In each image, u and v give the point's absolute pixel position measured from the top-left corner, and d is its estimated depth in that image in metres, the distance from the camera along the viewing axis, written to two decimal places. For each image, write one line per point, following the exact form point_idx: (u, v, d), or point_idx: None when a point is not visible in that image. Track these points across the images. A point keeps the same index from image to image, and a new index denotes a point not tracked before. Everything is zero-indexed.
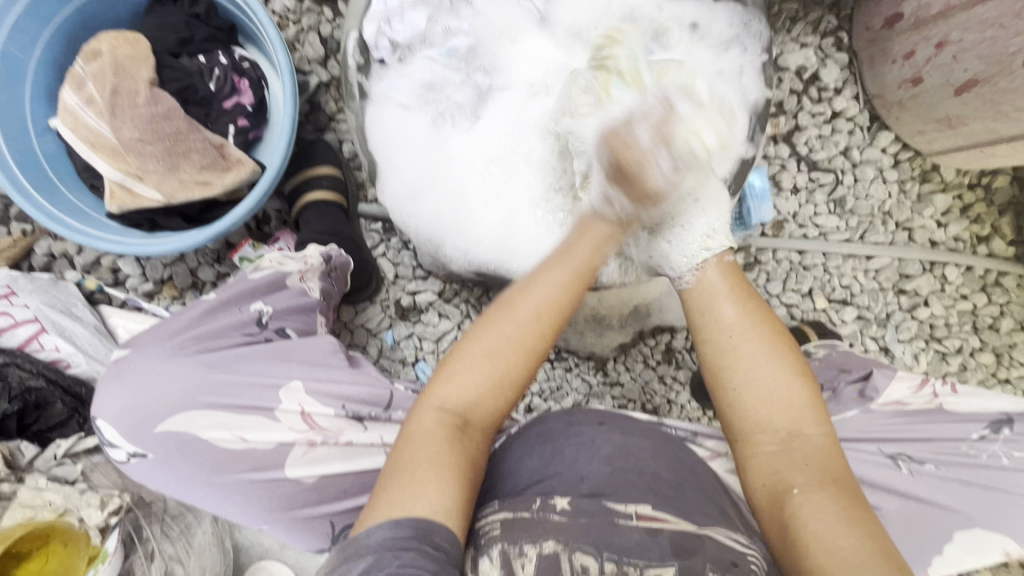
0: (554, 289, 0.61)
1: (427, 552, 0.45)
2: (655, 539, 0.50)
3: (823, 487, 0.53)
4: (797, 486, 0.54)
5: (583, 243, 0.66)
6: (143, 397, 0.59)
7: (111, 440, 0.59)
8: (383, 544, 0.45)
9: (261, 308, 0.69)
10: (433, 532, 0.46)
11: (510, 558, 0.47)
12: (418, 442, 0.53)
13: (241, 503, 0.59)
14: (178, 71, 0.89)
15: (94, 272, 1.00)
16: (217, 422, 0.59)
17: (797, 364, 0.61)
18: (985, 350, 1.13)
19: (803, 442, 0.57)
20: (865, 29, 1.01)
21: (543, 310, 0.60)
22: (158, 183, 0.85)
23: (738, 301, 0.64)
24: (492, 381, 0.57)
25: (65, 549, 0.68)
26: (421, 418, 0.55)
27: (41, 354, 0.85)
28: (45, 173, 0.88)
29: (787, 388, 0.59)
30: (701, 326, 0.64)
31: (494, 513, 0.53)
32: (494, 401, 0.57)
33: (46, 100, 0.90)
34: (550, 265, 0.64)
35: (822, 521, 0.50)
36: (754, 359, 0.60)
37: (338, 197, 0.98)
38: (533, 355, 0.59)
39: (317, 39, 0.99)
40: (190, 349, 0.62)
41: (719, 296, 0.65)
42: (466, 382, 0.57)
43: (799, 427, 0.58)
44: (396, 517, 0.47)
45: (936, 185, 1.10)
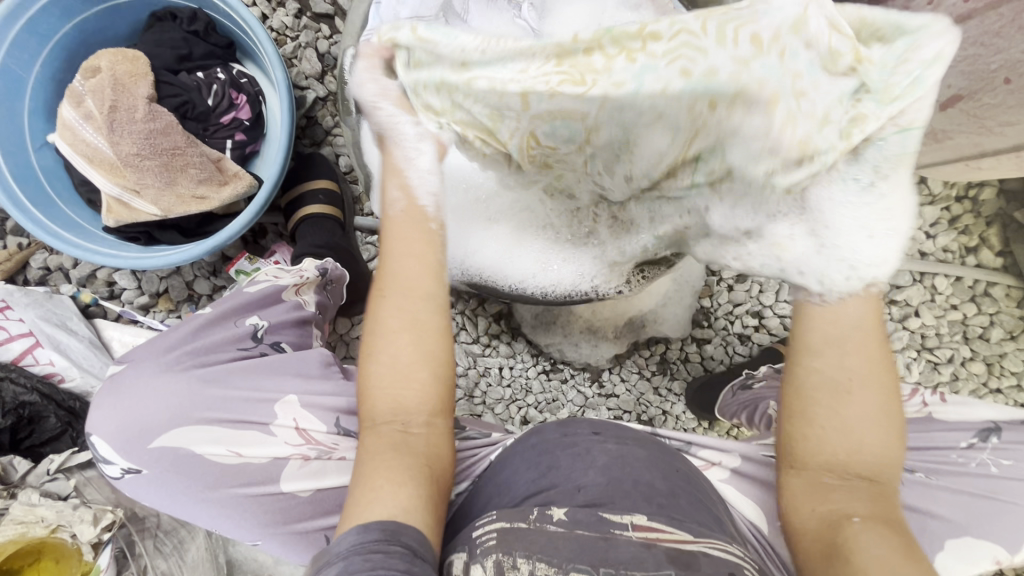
0: (410, 264, 0.61)
1: (398, 551, 0.45)
2: (652, 550, 0.49)
3: (875, 521, 0.50)
4: (857, 516, 0.51)
5: (427, 210, 0.65)
6: (137, 413, 0.59)
7: (106, 456, 0.59)
8: (352, 549, 0.45)
9: (257, 322, 0.69)
10: (400, 532, 0.47)
11: (503, 568, 0.47)
12: (368, 459, 0.55)
13: (234, 520, 0.58)
14: (177, 86, 0.90)
15: (90, 285, 1.00)
16: (213, 437, 0.59)
17: (894, 407, 0.55)
18: (976, 360, 1.15)
19: (877, 484, 0.54)
20: None
21: (407, 286, 0.60)
22: (155, 197, 0.86)
23: (868, 333, 0.56)
24: (410, 372, 0.58)
25: (57, 565, 0.69)
26: (368, 441, 0.57)
27: (36, 368, 0.85)
28: (42, 188, 0.89)
29: (878, 427, 0.54)
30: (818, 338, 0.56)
31: (489, 523, 0.52)
32: (423, 388, 0.58)
33: (44, 115, 0.91)
34: (408, 250, 0.63)
35: (880, 552, 0.48)
36: (865, 392, 0.54)
37: (335, 210, 0.99)
38: (428, 328, 0.59)
39: (314, 55, 1.00)
40: (185, 364, 0.62)
41: (840, 321, 0.56)
42: (390, 389, 0.58)
43: (874, 468, 0.54)
44: (360, 524, 0.49)
45: (924, 197, 1.12)
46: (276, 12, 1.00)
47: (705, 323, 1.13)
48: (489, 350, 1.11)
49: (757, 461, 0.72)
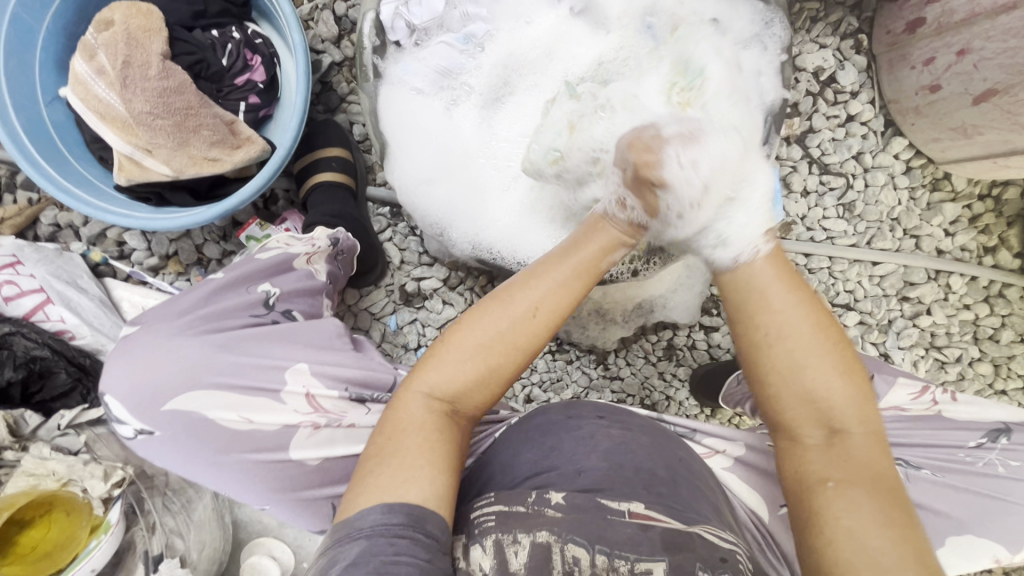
0: (556, 290, 0.58)
1: (421, 539, 0.47)
2: (647, 533, 0.51)
3: (860, 485, 0.52)
4: (831, 480, 0.53)
5: (594, 242, 0.62)
6: (142, 382, 0.58)
7: (120, 417, 0.59)
8: (374, 529, 0.47)
9: (268, 290, 0.69)
10: (426, 520, 0.48)
11: (503, 545, 0.49)
12: (407, 430, 0.53)
13: (245, 484, 0.59)
14: (191, 44, 0.88)
15: (99, 244, 1.00)
16: (223, 402, 0.58)
17: (846, 361, 0.56)
18: (983, 360, 1.14)
19: (847, 440, 0.55)
20: (886, 33, 1.00)
21: (541, 310, 0.57)
22: (167, 158, 0.85)
23: (790, 287, 0.58)
24: (480, 373, 0.56)
25: (68, 518, 0.70)
26: (409, 403, 0.55)
27: (46, 324, 0.85)
28: (53, 143, 0.88)
29: (832, 382, 0.55)
30: (746, 320, 0.58)
31: (487, 504, 0.53)
32: (482, 392, 0.57)
33: (55, 68, 0.89)
34: (549, 263, 0.60)
35: (854, 517, 0.50)
36: (806, 351, 0.55)
37: (348, 180, 0.97)
38: (524, 351, 0.57)
39: (331, 17, 0.98)
40: (197, 329, 0.62)
41: (767, 287, 0.58)
42: (454, 374, 0.56)
43: (843, 423, 0.55)
44: (388, 501, 0.48)
45: (946, 194, 1.09)
46: None
47: (714, 311, 1.12)
48: None
49: (762, 451, 0.71)
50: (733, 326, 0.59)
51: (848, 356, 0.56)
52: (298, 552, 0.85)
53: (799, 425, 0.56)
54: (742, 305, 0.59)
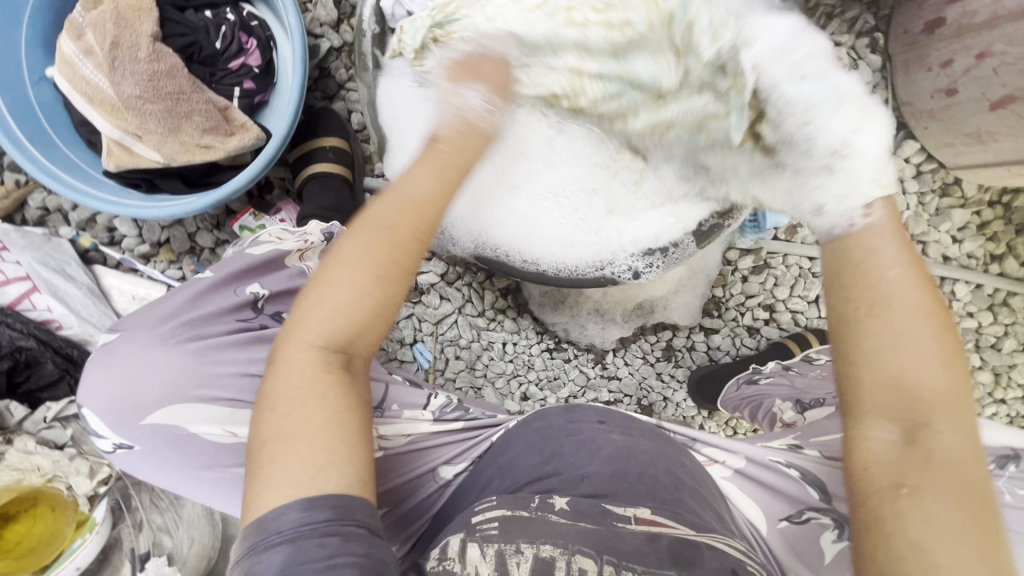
0: (425, 186, 0.52)
1: (354, 532, 0.41)
2: (654, 546, 0.48)
3: (944, 490, 0.41)
4: (907, 486, 0.41)
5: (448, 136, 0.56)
6: (124, 391, 0.56)
7: (97, 431, 0.57)
8: (296, 529, 0.41)
9: (257, 291, 0.66)
10: (354, 510, 0.42)
11: (506, 555, 0.46)
12: (295, 393, 0.46)
13: (229, 497, 0.57)
14: (184, 26, 0.85)
15: (89, 230, 0.97)
16: (207, 416, 0.57)
17: (952, 347, 0.45)
18: (984, 369, 1.14)
19: (935, 438, 0.42)
20: (903, 32, 0.97)
21: (411, 206, 0.51)
22: (157, 144, 0.82)
23: (906, 254, 0.48)
24: (365, 292, 0.48)
25: (53, 513, 0.68)
26: (293, 357, 0.47)
27: (32, 314, 0.83)
28: (40, 125, 0.85)
29: (930, 375, 0.44)
30: (853, 288, 0.48)
31: (490, 509, 0.52)
32: (375, 319, 0.49)
33: (43, 47, 0.86)
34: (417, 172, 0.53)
35: (926, 527, 0.39)
36: (915, 337, 0.44)
37: (345, 170, 0.95)
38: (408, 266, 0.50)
39: (331, 0, 0.94)
40: (179, 337, 0.59)
41: (880, 256, 0.48)
42: (334, 301, 0.47)
43: (929, 416, 0.43)
44: (308, 497, 0.42)
45: (956, 200, 1.07)
46: None
47: (714, 313, 1.11)
48: (494, 325, 1.09)
49: (762, 464, 0.71)
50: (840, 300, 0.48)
51: (950, 340, 0.44)
52: None
53: (880, 415, 0.44)
54: (840, 266, 0.49)
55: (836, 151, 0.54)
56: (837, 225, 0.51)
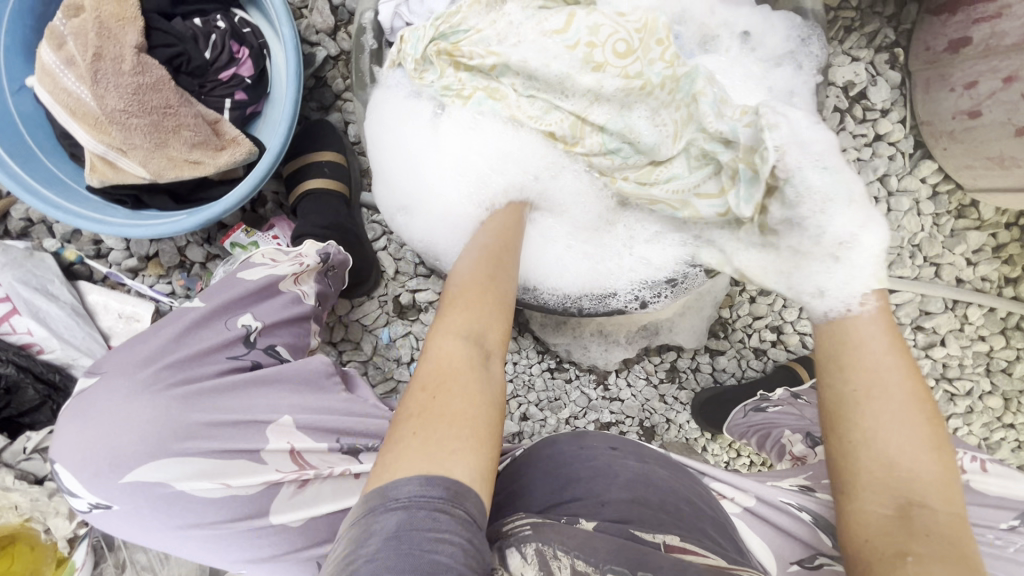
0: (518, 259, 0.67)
1: (461, 515, 0.40)
2: (694, 564, 0.45)
3: (944, 561, 0.42)
4: (911, 554, 0.43)
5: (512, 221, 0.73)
6: (102, 443, 0.51)
7: (70, 490, 0.51)
8: (412, 501, 0.39)
9: (249, 323, 0.63)
10: (467, 498, 0.41)
11: (546, 558, 0.42)
12: (443, 395, 0.46)
13: (221, 552, 0.52)
14: (171, 34, 0.81)
15: (75, 242, 0.93)
16: (195, 468, 0.51)
17: (934, 433, 0.50)
18: (994, 394, 1.11)
19: (924, 514, 0.46)
20: (925, 50, 0.93)
21: (504, 275, 0.61)
22: (143, 160, 0.78)
23: (895, 348, 0.54)
24: (494, 322, 0.54)
25: (31, 552, 0.67)
26: (442, 349, 0.50)
27: (13, 337, 0.80)
28: (21, 136, 0.81)
29: (917, 455, 0.48)
30: (839, 361, 0.54)
31: (518, 522, 0.48)
32: (500, 344, 0.53)
33: (23, 53, 0.82)
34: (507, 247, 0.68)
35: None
36: (893, 415, 0.50)
37: (341, 187, 0.91)
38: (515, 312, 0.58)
39: (327, 7, 0.89)
40: (163, 382, 0.54)
41: (867, 340, 0.55)
42: (474, 319, 0.53)
43: (918, 492, 0.47)
44: (430, 473, 0.41)
45: (971, 222, 1.04)
46: None
47: (721, 334, 1.08)
48: None
49: (771, 504, 0.68)
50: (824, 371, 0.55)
51: (938, 426, 0.50)
52: None
53: (871, 487, 0.48)
54: (832, 356, 0.55)
55: (842, 242, 0.62)
56: (835, 310, 0.59)
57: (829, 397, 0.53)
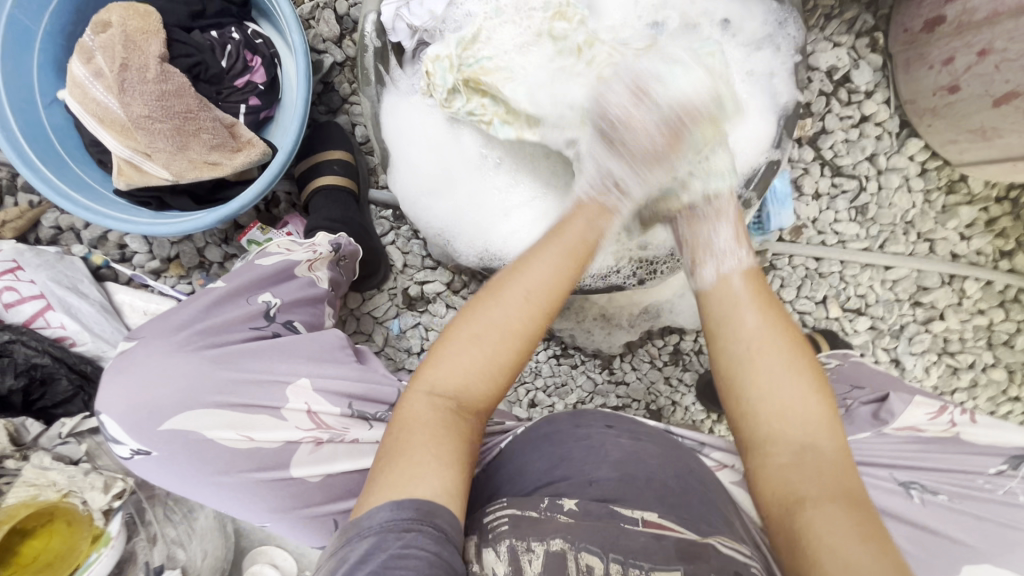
0: (551, 271, 0.59)
1: (429, 532, 0.45)
2: (662, 542, 0.50)
3: (835, 500, 0.48)
4: (806, 492, 0.49)
5: (576, 220, 0.65)
6: (146, 394, 0.58)
7: (116, 437, 0.59)
8: (383, 526, 0.45)
9: (269, 300, 0.68)
10: (435, 515, 0.46)
11: (518, 554, 0.48)
12: (411, 427, 0.51)
13: (245, 501, 0.59)
14: (190, 46, 0.87)
15: (101, 247, 0.98)
16: (222, 421, 0.58)
17: (815, 379, 0.55)
18: (997, 366, 1.12)
19: (817, 455, 0.51)
20: (903, 31, 0.97)
21: (534, 291, 0.57)
22: (166, 162, 0.83)
23: (763, 312, 0.59)
24: (481, 363, 0.55)
25: (69, 528, 0.69)
26: (411, 403, 0.54)
27: (47, 331, 0.85)
28: (52, 146, 0.86)
29: (805, 402, 0.54)
30: (720, 335, 0.59)
31: (500, 510, 0.53)
32: (486, 386, 0.55)
33: (54, 70, 0.88)
34: (541, 245, 0.62)
35: (829, 529, 0.45)
36: (772, 374, 0.55)
37: (350, 183, 0.96)
38: (524, 340, 0.56)
39: (333, 16, 0.95)
40: (196, 344, 0.61)
41: (741, 305, 0.60)
42: (456, 365, 0.55)
43: (811, 440, 0.52)
44: (397, 499, 0.46)
45: (962, 197, 1.06)
46: None
47: None
48: None
49: None
50: (709, 342, 0.60)
51: (813, 371, 0.56)
52: (300, 560, 0.85)
53: (768, 443, 0.53)
54: (712, 335, 0.60)
55: None
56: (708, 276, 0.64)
57: (724, 363, 0.58)
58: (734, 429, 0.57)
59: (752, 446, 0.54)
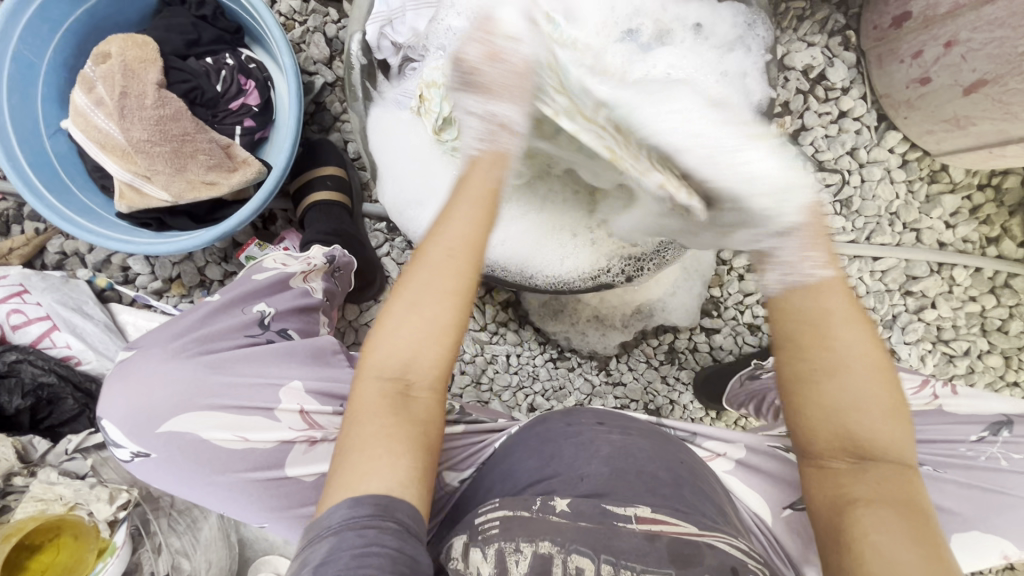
0: (467, 225, 0.57)
1: (390, 527, 0.46)
2: (654, 543, 0.50)
3: (888, 508, 0.51)
4: (861, 500, 0.52)
5: (474, 171, 0.60)
6: (142, 399, 0.60)
7: (116, 440, 0.62)
8: (343, 524, 0.46)
9: (264, 308, 0.71)
10: (394, 509, 0.47)
11: (505, 554, 0.48)
12: (364, 418, 0.53)
13: (242, 501, 0.61)
14: (185, 72, 0.91)
15: (105, 270, 1.01)
16: (216, 423, 0.60)
17: (892, 388, 0.55)
18: (993, 353, 1.12)
19: (880, 462, 0.54)
20: (873, 28, 1.00)
21: (456, 249, 0.56)
22: (166, 184, 0.87)
23: (853, 323, 0.56)
24: (421, 341, 0.55)
25: (76, 542, 0.71)
26: (363, 390, 0.55)
27: (53, 351, 0.88)
28: (57, 174, 0.90)
29: (870, 407, 0.55)
30: (790, 334, 0.57)
31: (492, 511, 0.53)
32: (433, 356, 0.55)
33: (57, 101, 0.92)
34: (455, 200, 0.59)
35: (888, 539, 0.49)
36: (850, 384, 0.55)
37: (343, 197, 0.99)
38: (454, 296, 0.55)
39: (322, 40, 1.00)
40: (191, 351, 0.64)
41: (832, 316, 0.56)
42: (396, 347, 0.55)
43: (875, 446, 0.54)
44: (354, 495, 0.48)
45: (945, 186, 1.08)
46: None
47: (714, 313, 1.12)
48: (496, 338, 1.11)
49: (763, 452, 0.71)
50: (774, 340, 0.58)
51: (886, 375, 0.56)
52: None
53: (833, 448, 0.55)
54: (795, 335, 0.56)
55: None
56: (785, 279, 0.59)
57: (795, 362, 0.56)
58: (792, 429, 0.58)
59: (813, 449, 0.56)
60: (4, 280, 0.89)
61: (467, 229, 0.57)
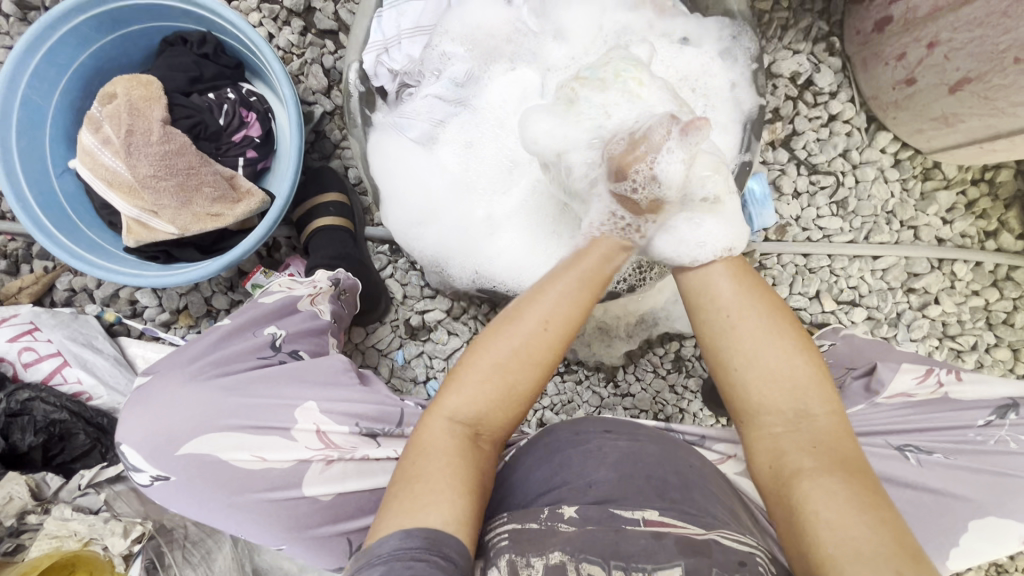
0: (565, 300, 0.60)
1: (437, 561, 0.46)
2: (662, 542, 0.50)
3: (832, 472, 0.52)
4: (805, 468, 0.54)
5: (594, 250, 0.65)
6: (160, 429, 0.63)
7: (135, 464, 0.64)
8: (391, 554, 0.46)
9: (275, 332, 0.73)
10: (443, 543, 0.47)
11: (517, 565, 0.48)
12: (429, 454, 0.54)
13: (263, 522, 0.62)
14: (189, 108, 0.93)
15: (113, 304, 1.02)
16: (236, 442, 0.63)
17: (800, 339, 0.59)
18: (1001, 346, 1.11)
19: (810, 424, 0.56)
20: (857, 33, 1.03)
21: (551, 322, 0.58)
22: (172, 217, 0.88)
23: (737, 282, 0.62)
24: (500, 395, 0.57)
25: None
26: (431, 428, 0.57)
27: (64, 387, 0.88)
28: (65, 213, 0.92)
29: (789, 362, 0.58)
30: (699, 309, 0.62)
31: (502, 525, 0.54)
32: (504, 412, 0.58)
33: (65, 142, 0.94)
34: (559, 273, 0.62)
35: (830, 507, 0.50)
36: (753, 339, 0.58)
37: (346, 222, 1.01)
38: (542, 365, 0.58)
39: (320, 70, 1.02)
40: (209, 373, 0.67)
41: (714, 275, 0.63)
42: (476, 397, 0.57)
43: (804, 407, 0.57)
44: (408, 528, 0.48)
45: (939, 183, 1.09)
46: (281, 31, 1.03)
47: None
48: None
49: None
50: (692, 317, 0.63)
51: (802, 335, 0.59)
52: None
53: (765, 414, 0.58)
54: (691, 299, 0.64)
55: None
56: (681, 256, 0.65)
57: (704, 331, 0.61)
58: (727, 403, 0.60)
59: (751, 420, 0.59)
60: (16, 319, 0.90)
61: (563, 303, 0.60)
